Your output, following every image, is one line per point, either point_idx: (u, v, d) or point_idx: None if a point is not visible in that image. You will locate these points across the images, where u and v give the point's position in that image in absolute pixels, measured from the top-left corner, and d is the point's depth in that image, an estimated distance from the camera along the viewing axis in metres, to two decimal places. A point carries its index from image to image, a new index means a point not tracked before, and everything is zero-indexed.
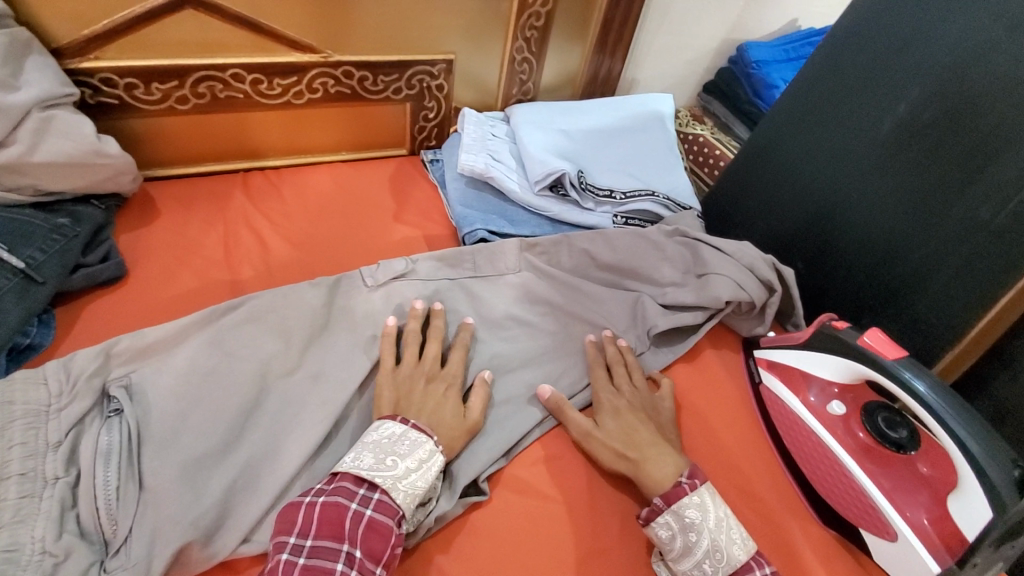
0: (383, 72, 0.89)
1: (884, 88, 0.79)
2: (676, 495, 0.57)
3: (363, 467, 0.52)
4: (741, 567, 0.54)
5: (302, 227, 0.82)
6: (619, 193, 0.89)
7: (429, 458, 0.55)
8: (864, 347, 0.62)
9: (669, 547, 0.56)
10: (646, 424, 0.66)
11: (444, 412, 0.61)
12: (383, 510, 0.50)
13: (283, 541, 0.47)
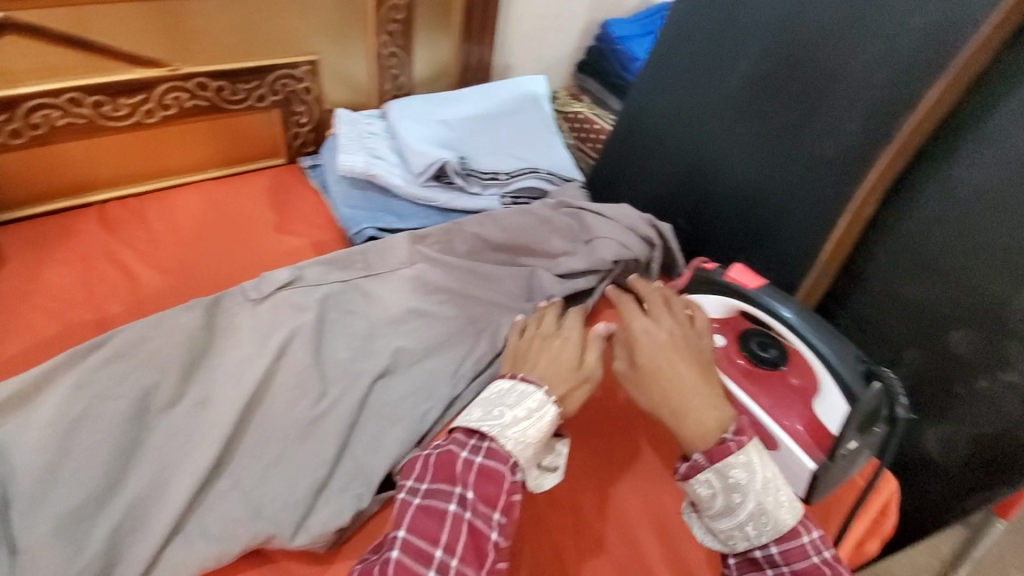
0: (241, 80, 0.85)
1: (727, 48, 0.86)
2: (722, 453, 0.50)
3: (472, 419, 0.52)
4: (787, 533, 0.50)
5: (173, 252, 0.78)
6: (504, 174, 0.90)
7: (539, 407, 0.53)
8: (730, 281, 0.64)
9: (708, 505, 0.51)
10: (689, 360, 0.57)
11: (561, 359, 0.59)
12: (494, 456, 0.50)
13: (402, 482, 0.50)
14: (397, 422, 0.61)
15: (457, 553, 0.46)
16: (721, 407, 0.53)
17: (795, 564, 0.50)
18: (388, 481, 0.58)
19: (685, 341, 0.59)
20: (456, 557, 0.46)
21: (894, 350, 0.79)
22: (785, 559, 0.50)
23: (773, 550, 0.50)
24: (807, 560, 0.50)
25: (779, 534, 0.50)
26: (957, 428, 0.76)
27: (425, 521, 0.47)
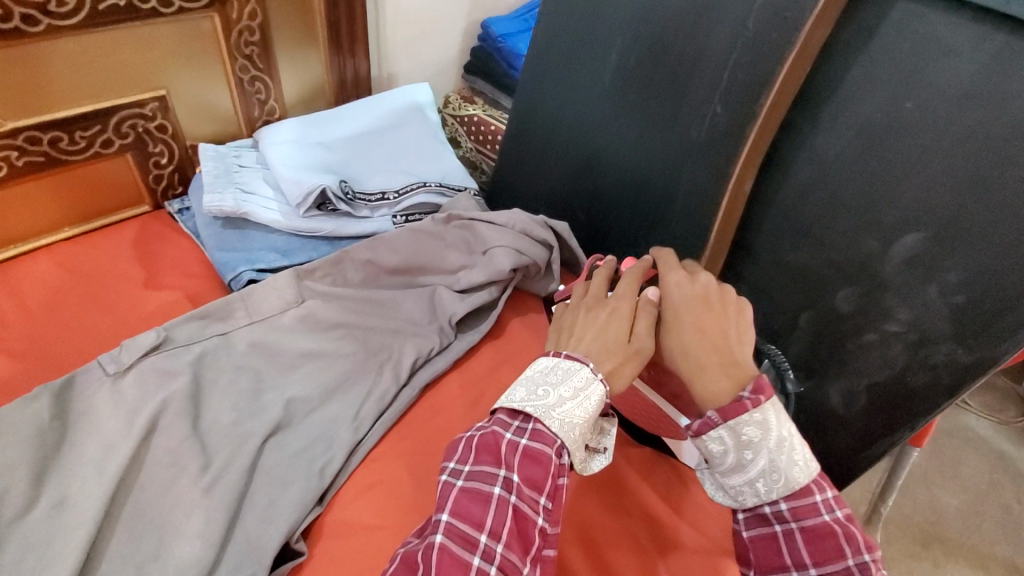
0: (79, 126, 0.76)
1: (597, 40, 0.86)
2: (736, 410, 0.50)
3: (516, 400, 0.52)
4: (799, 492, 0.50)
5: (21, 331, 0.69)
6: (392, 193, 0.86)
7: (587, 386, 0.51)
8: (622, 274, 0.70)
9: (718, 460, 0.52)
10: (720, 317, 0.56)
11: (609, 333, 0.56)
12: (539, 439, 0.49)
13: (445, 465, 0.50)
14: (293, 482, 0.57)
15: (502, 539, 0.45)
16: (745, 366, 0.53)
17: (804, 521, 0.50)
18: (289, 549, 0.54)
19: (715, 297, 0.58)
20: (500, 543, 0.45)
21: (790, 314, 0.82)
22: (794, 515, 0.50)
23: (782, 507, 0.51)
24: (819, 519, 0.49)
25: (791, 492, 0.50)
26: (855, 380, 0.79)
27: (468, 506, 0.46)
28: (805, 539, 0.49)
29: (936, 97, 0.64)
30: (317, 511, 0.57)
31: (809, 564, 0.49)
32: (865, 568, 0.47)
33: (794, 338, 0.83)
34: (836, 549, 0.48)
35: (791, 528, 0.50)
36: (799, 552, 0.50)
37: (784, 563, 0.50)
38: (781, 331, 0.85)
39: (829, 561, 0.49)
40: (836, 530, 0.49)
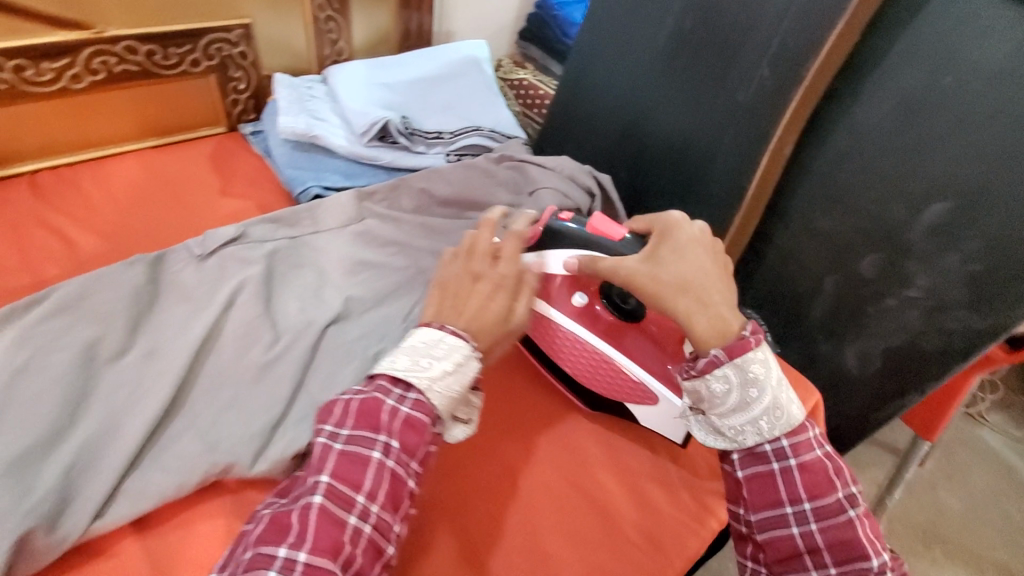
0: (172, 43, 0.83)
1: (655, 3, 0.91)
2: (740, 349, 0.54)
3: (398, 368, 0.51)
4: (797, 427, 0.55)
5: (112, 217, 0.76)
6: (447, 132, 0.92)
7: (466, 362, 0.52)
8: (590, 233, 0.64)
9: (719, 401, 0.55)
10: (716, 263, 0.59)
11: (489, 308, 0.55)
12: (419, 408, 0.50)
13: (321, 428, 0.49)
14: (351, 362, 0.63)
15: (378, 500, 0.47)
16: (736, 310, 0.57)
17: (802, 456, 0.54)
18: None
19: (711, 244, 0.60)
20: (376, 504, 0.47)
21: (816, 279, 0.87)
22: (794, 451, 0.54)
23: (783, 444, 0.55)
24: (813, 455, 0.55)
25: (791, 428, 0.55)
26: (870, 343, 0.84)
27: (348, 469, 0.47)
28: (802, 474, 0.54)
29: (975, 73, 0.67)
30: None
31: (805, 499, 0.54)
32: (852, 498, 0.54)
33: (819, 301, 0.88)
34: (828, 485, 0.54)
35: (789, 465, 0.54)
36: (795, 488, 0.54)
37: (780, 499, 0.54)
38: (805, 294, 0.89)
39: (821, 495, 0.54)
40: (827, 464, 0.55)
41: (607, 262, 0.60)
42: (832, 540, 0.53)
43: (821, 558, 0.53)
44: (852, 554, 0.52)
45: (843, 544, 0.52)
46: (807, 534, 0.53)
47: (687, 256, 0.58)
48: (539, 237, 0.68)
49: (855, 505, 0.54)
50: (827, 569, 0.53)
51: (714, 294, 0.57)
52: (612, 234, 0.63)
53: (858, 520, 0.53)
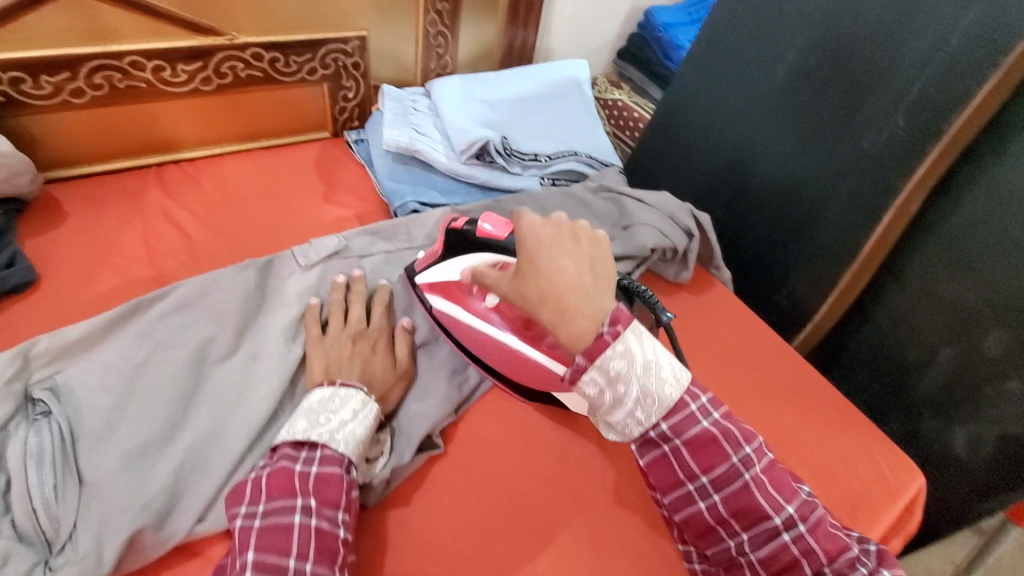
0: (294, 52, 0.86)
1: (773, 38, 0.86)
2: (598, 348, 0.47)
3: (299, 431, 0.52)
4: (675, 407, 0.49)
5: (226, 216, 0.80)
6: (544, 156, 0.92)
7: (363, 407, 0.55)
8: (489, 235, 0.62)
9: (600, 403, 0.49)
10: (577, 254, 0.51)
11: (373, 365, 0.61)
12: (330, 461, 0.51)
13: (235, 512, 0.48)
14: (438, 386, 0.65)
15: (310, 557, 0.45)
16: (598, 303, 0.49)
17: (686, 435, 0.50)
18: (427, 442, 0.62)
19: (570, 233, 0.52)
20: (309, 561, 0.45)
21: (929, 348, 0.81)
22: (676, 433, 0.50)
23: (663, 427, 0.50)
24: (699, 428, 0.50)
25: (667, 410, 0.49)
26: (985, 428, 0.76)
27: (271, 539, 0.46)
28: (692, 452, 0.50)
29: None
30: (450, 418, 0.64)
31: (702, 474, 0.50)
32: (749, 461, 0.50)
33: (929, 372, 0.82)
34: (721, 452, 0.50)
35: (676, 445, 0.50)
36: (688, 465, 0.50)
37: (680, 480, 0.51)
38: (914, 363, 0.83)
39: (716, 465, 0.50)
40: (716, 432, 0.50)
41: (487, 277, 0.57)
42: (736, 508, 0.50)
43: (731, 528, 0.50)
44: (754, 518, 0.50)
45: (746, 510, 0.50)
46: (712, 507, 0.51)
47: (541, 261, 0.51)
48: (447, 246, 0.66)
49: (752, 467, 0.50)
50: (739, 537, 0.50)
51: (575, 295, 0.49)
52: (499, 235, 0.61)
53: (756, 481, 0.50)
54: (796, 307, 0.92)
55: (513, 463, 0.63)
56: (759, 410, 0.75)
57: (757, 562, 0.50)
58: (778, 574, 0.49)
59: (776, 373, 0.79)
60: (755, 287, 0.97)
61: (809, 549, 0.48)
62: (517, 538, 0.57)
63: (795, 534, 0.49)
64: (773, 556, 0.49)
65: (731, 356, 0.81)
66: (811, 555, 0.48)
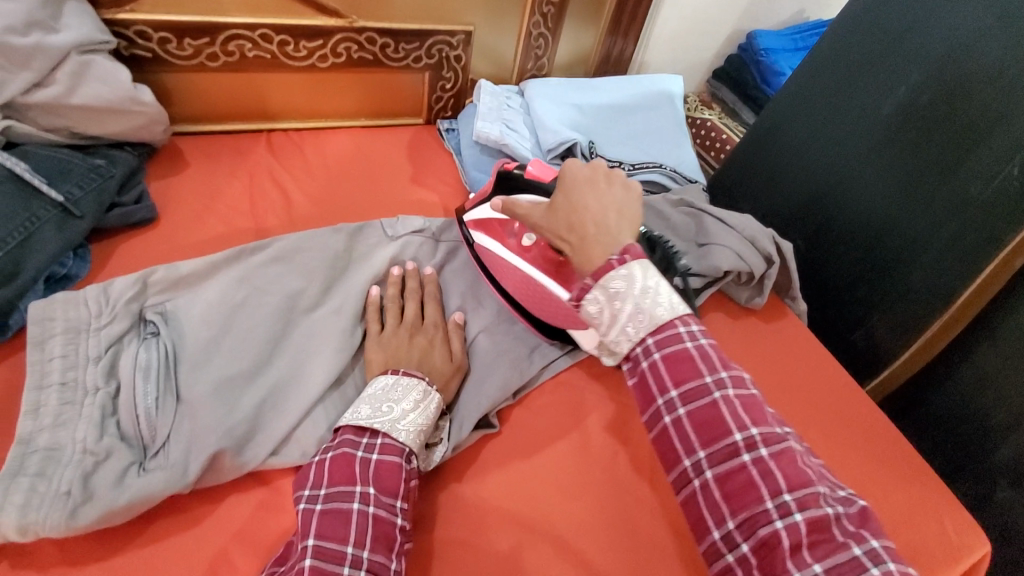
0: (404, 40, 0.91)
1: (886, 71, 0.83)
2: (603, 269, 0.49)
3: (362, 417, 0.54)
4: (663, 325, 0.48)
5: (324, 183, 0.86)
6: (628, 164, 0.92)
7: (424, 397, 0.57)
8: (528, 175, 0.68)
9: (598, 323, 0.50)
10: (609, 194, 0.56)
11: (432, 357, 0.63)
12: (389, 451, 0.52)
13: (299, 496, 0.50)
14: (500, 371, 0.67)
15: (367, 545, 0.47)
16: (617, 237, 0.52)
17: (666, 349, 0.48)
18: (483, 420, 0.64)
19: (606, 176, 0.57)
20: (366, 549, 0.47)
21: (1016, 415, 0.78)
22: (658, 345, 0.48)
23: (648, 341, 0.48)
24: (682, 345, 0.48)
25: (655, 328, 0.48)
26: None
27: (330, 525, 0.47)
28: (668, 365, 0.47)
29: None
30: (507, 401, 0.66)
31: (672, 388, 0.47)
32: (721, 384, 0.46)
33: (1011, 441, 0.78)
34: (693, 368, 0.47)
35: (655, 360, 0.48)
36: (661, 378, 0.48)
37: (652, 395, 0.48)
38: (996, 430, 0.80)
39: (687, 379, 0.47)
40: (695, 353, 0.47)
41: (520, 206, 0.64)
42: (700, 423, 0.46)
43: (689, 445, 0.47)
44: (717, 434, 0.45)
45: (709, 425, 0.46)
46: (676, 423, 0.47)
47: (577, 195, 0.56)
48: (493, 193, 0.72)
49: (725, 387, 0.46)
50: (696, 456, 0.46)
51: (596, 225, 0.53)
52: (545, 178, 0.68)
53: (726, 401, 0.46)
54: (874, 353, 0.89)
55: (562, 454, 0.63)
56: (817, 447, 0.73)
57: (713, 483, 0.45)
58: (733, 497, 0.44)
59: (840, 413, 0.77)
60: (832, 326, 0.94)
61: (769, 472, 0.43)
62: (561, 527, 0.58)
63: (755, 456, 0.44)
64: (728, 476, 0.45)
65: (795, 388, 0.79)
66: (770, 480, 0.43)
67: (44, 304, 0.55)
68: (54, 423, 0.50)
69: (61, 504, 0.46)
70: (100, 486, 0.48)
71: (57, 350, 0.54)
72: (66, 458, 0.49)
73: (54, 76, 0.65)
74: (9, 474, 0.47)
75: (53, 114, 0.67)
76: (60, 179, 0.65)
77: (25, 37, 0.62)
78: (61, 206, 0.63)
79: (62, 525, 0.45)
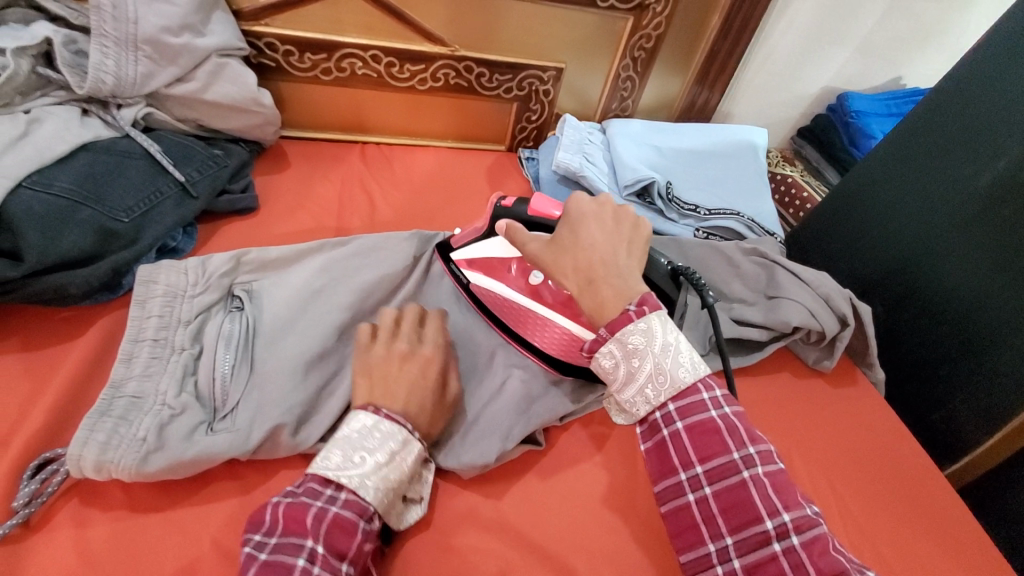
0: (499, 71, 0.97)
1: (989, 141, 0.77)
2: (620, 322, 0.48)
3: (329, 467, 0.48)
4: (686, 390, 0.47)
5: (407, 194, 0.90)
6: (703, 209, 0.93)
7: (403, 449, 0.51)
8: (531, 211, 0.64)
9: (613, 378, 0.50)
10: (618, 236, 0.55)
11: (419, 388, 0.55)
12: (350, 507, 0.47)
13: (250, 539, 0.45)
14: (549, 395, 0.66)
15: None
16: (628, 282, 0.52)
17: (689, 419, 0.47)
18: (530, 436, 0.64)
19: (614, 216, 0.57)
20: None
21: None
22: (680, 414, 0.47)
23: (669, 407, 0.48)
24: (705, 415, 0.47)
25: (675, 391, 0.48)
26: None
27: None
28: (692, 438, 0.47)
29: None
30: (555, 423, 0.65)
31: (696, 463, 0.46)
32: (748, 461, 0.45)
33: None
34: (720, 442, 0.46)
35: (677, 429, 0.47)
36: (685, 451, 0.47)
37: (674, 467, 0.47)
38: None
39: (713, 455, 0.46)
40: (719, 425, 0.46)
41: (521, 236, 0.60)
42: (727, 504, 0.45)
43: (716, 528, 0.45)
44: (746, 518, 0.44)
45: (738, 507, 0.45)
46: (701, 501, 0.46)
47: (587, 234, 0.55)
48: (489, 223, 0.69)
49: (753, 465, 0.45)
50: (723, 539, 0.45)
51: (610, 271, 0.52)
52: (550, 213, 0.64)
53: (755, 481, 0.44)
54: (955, 433, 0.84)
55: (605, 485, 0.62)
56: (886, 525, 0.67)
57: (741, 571, 0.44)
58: None
59: (912, 493, 0.71)
60: (910, 399, 0.89)
61: (800, 564, 0.41)
62: (601, 562, 0.56)
63: (786, 546, 0.42)
64: (757, 563, 0.43)
65: (863, 458, 0.74)
66: (800, 572, 0.41)
67: (151, 268, 0.61)
68: (144, 373, 0.55)
69: (136, 448, 0.50)
70: (172, 437, 0.52)
71: (156, 310, 0.59)
72: (147, 407, 0.53)
73: (194, 73, 0.73)
74: (98, 413, 0.51)
75: (187, 107, 0.75)
76: (184, 162, 0.72)
77: (178, 37, 0.70)
78: (181, 186, 0.71)
79: (134, 467, 0.49)
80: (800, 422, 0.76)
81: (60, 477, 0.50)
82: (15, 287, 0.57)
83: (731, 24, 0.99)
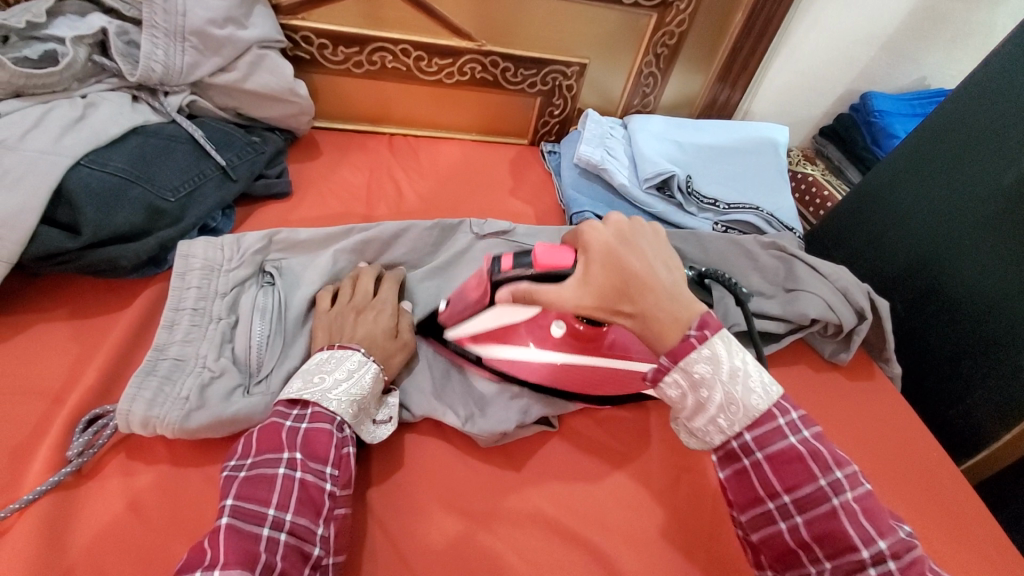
0: (523, 66, 0.99)
1: (1014, 140, 0.76)
2: (683, 350, 0.49)
3: (292, 391, 0.54)
4: (761, 418, 0.49)
5: (432, 184, 0.94)
6: (723, 203, 0.94)
7: (360, 366, 0.55)
8: (541, 270, 0.54)
9: (681, 407, 0.51)
10: (644, 253, 0.53)
11: (374, 329, 0.60)
12: (317, 419, 0.52)
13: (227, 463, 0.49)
14: None
15: (290, 508, 0.46)
16: (682, 304, 0.51)
17: (769, 448, 0.48)
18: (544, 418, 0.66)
19: (629, 233, 0.55)
20: (289, 512, 0.46)
21: None
22: (759, 444, 0.48)
23: (745, 437, 0.49)
24: (785, 442, 0.48)
25: (751, 421, 0.49)
26: None
27: (253, 488, 0.46)
28: (774, 466, 0.48)
29: None
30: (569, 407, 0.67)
31: (783, 492, 0.48)
32: (836, 487, 0.46)
33: None
34: (805, 469, 0.47)
35: (757, 458, 0.49)
36: (769, 480, 0.48)
37: (759, 496, 0.49)
38: None
39: (801, 484, 0.47)
40: (803, 452, 0.48)
41: (542, 286, 0.53)
42: (820, 532, 0.46)
43: (813, 553, 0.46)
44: (840, 546, 0.45)
45: (832, 535, 0.45)
46: (793, 529, 0.47)
47: (616, 263, 0.52)
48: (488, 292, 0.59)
49: (842, 491, 0.46)
50: (821, 565, 0.46)
51: (654, 294, 0.51)
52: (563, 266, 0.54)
53: (845, 507, 0.45)
54: (973, 430, 0.85)
55: (620, 462, 0.64)
56: (897, 513, 0.68)
57: None
58: None
59: (926, 485, 0.72)
60: (929, 396, 0.89)
61: None
62: (614, 535, 0.58)
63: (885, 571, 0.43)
64: None
65: (877, 449, 0.75)
66: None
67: (189, 243, 0.65)
68: (186, 338, 0.59)
69: (179, 406, 0.53)
70: (212, 397, 0.55)
71: (195, 282, 0.63)
72: (189, 368, 0.57)
73: (236, 64, 0.77)
74: (145, 371, 0.55)
75: (228, 95, 0.79)
76: (224, 148, 0.76)
77: (222, 29, 0.74)
78: (221, 169, 0.75)
79: (177, 423, 0.53)
80: (814, 412, 0.77)
81: (110, 431, 0.54)
82: (72, 257, 0.61)
83: (754, 23, 1.00)
